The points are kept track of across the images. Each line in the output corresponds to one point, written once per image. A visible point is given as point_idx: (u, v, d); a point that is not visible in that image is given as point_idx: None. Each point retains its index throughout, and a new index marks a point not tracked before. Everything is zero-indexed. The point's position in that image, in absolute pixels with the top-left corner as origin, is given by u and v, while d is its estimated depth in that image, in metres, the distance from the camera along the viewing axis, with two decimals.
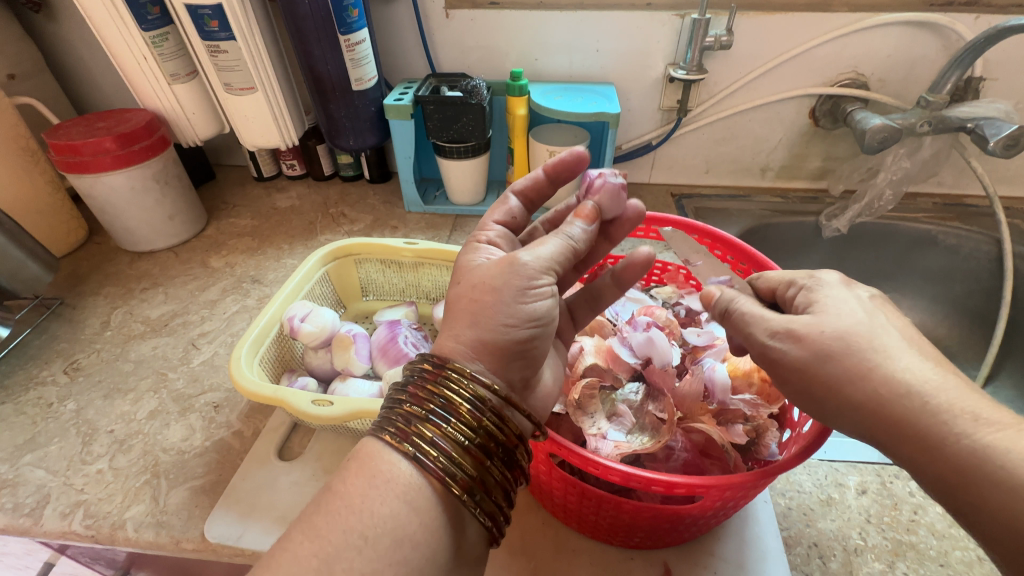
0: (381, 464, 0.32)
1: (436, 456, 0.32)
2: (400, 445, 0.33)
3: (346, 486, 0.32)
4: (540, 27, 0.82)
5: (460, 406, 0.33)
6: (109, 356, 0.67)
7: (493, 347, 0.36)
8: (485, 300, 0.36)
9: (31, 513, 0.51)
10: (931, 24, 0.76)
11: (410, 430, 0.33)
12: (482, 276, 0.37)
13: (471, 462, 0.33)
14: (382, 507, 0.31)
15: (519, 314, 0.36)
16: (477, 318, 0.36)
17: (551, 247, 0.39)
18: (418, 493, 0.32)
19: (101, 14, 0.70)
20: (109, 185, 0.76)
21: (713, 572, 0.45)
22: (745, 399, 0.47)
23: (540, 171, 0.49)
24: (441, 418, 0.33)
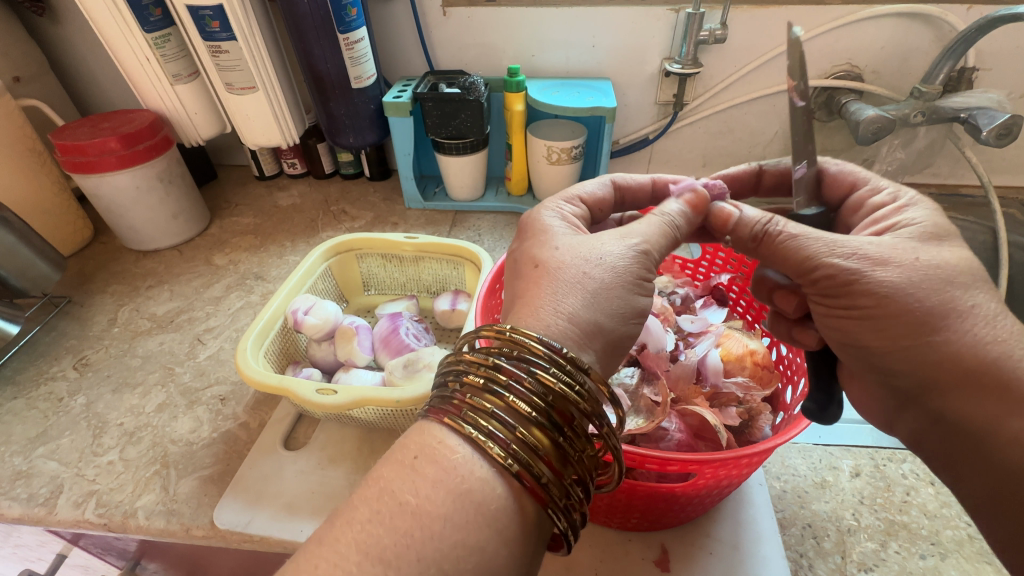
0: (457, 471, 0.28)
1: (516, 452, 0.29)
2: (466, 429, 0.29)
3: (417, 499, 0.27)
4: (536, 24, 0.83)
5: (544, 392, 0.30)
6: (117, 351, 0.69)
7: (602, 332, 0.34)
8: (598, 278, 0.35)
9: (45, 503, 0.52)
10: (923, 15, 0.77)
11: (478, 413, 0.30)
12: (602, 251, 0.36)
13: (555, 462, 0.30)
14: (465, 536, 0.27)
15: (636, 307, 0.35)
16: (594, 299, 0.34)
17: (653, 227, 0.39)
18: (506, 517, 0.28)
19: (104, 16, 0.72)
20: (114, 184, 0.78)
21: (709, 552, 0.46)
22: (739, 382, 0.49)
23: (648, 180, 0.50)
24: (522, 405, 0.30)
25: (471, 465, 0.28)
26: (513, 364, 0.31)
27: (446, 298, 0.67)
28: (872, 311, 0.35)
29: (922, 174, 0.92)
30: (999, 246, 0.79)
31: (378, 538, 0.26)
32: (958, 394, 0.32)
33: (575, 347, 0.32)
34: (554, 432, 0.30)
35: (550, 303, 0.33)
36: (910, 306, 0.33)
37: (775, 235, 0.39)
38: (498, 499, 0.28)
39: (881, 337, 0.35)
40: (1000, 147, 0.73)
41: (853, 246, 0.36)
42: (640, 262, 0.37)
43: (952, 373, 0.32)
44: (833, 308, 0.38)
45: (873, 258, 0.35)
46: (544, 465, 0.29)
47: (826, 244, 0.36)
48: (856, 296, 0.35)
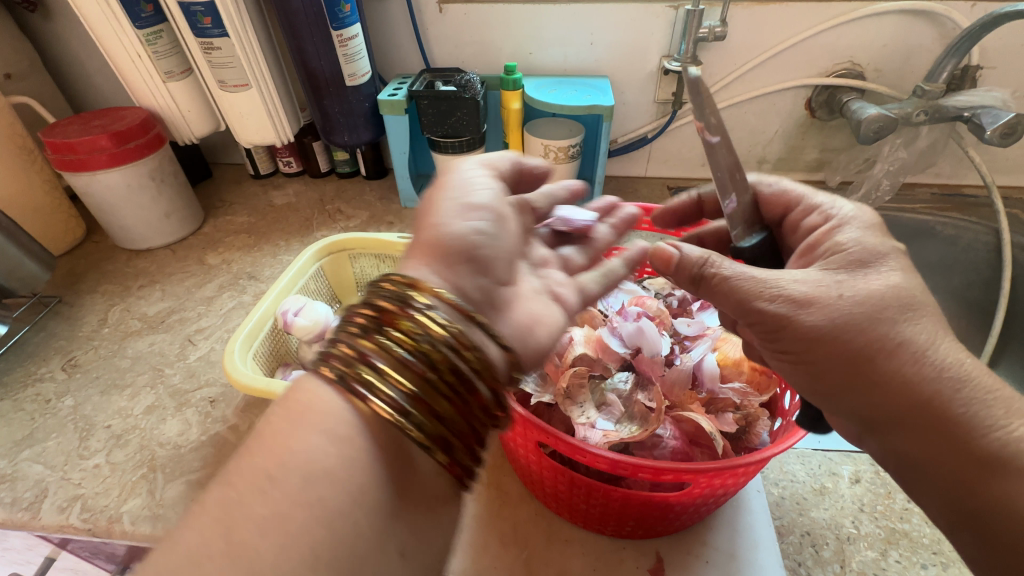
0: (297, 422, 0.27)
1: (363, 384, 0.28)
2: (317, 377, 0.29)
3: (248, 457, 0.26)
4: (533, 21, 0.82)
5: (410, 329, 0.29)
6: (107, 352, 0.68)
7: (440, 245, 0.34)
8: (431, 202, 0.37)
9: (29, 507, 0.51)
10: (926, 12, 0.75)
11: (330, 360, 0.29)
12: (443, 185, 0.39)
13: (414, 391, 0.28)
14: (297, 490, 0.25)
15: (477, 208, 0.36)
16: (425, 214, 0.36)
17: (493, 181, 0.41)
18: (352, 469, 0.27)
19: (95, 12, 0.71)
20: (105, 183, 0.77)
21: (705, 561, 0.45)
22: (735, 388, 0.48)
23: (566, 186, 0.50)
24: (374, 338, 0.29)
25: (308, 408, 0.28)
26: (397, 312, 0.30)
27: None
28: (809, 349, 0.35)
29: (924, 174, 0.90)
30: (1003, 248, 0.78)
31: (211, 507, 0.25)
32: (924, 423, 0.32)
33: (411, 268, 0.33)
34: (405, 360, 0.29)
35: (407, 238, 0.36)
36: (847, 343, 0.34)
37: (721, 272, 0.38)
38: (336, 440, 0.27)
39: (832, 371, 0.35)
40: (1005, 146, 0.71)
41: (784, 286, 0.35)
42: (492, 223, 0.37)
43: (906, 406, 0.32)
44: (778, 348, 0.37)
45: (805, 298, 0.35)
46: (376, 385, 0.28)
47: (757, 282, 0.36)
48: (790, 337, 0.36)
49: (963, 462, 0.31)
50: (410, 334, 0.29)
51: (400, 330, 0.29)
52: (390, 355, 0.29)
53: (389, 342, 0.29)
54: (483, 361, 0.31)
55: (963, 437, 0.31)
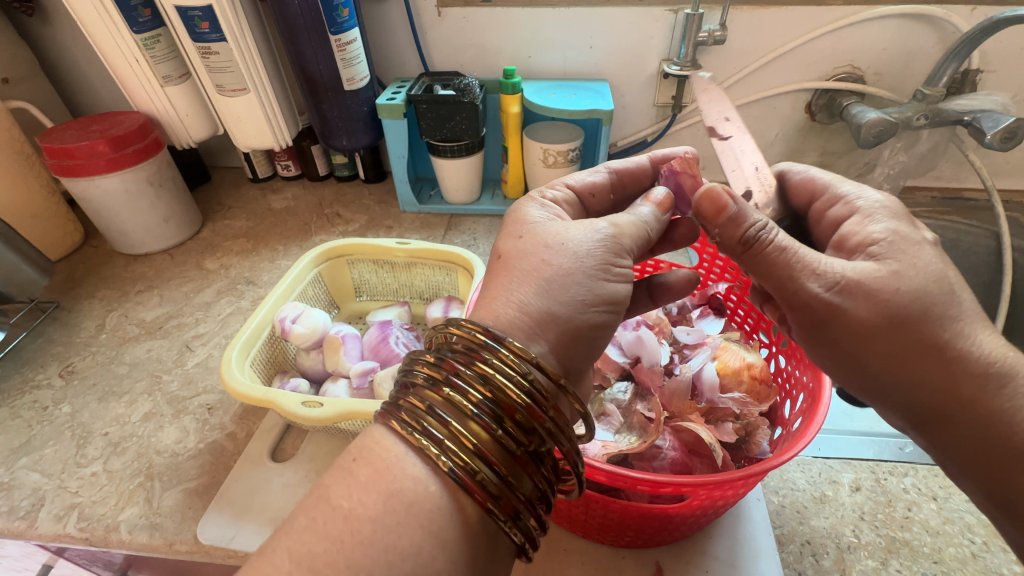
0: (398, 477, 0.28)
1: (465, 457, 0.28)
2: (412, 435, 0.29)
3: (350, 503, 0.28)
4: (532, 25, 0.81)
5: (518, 405, 0.29)
6: (104, 358, 0.67)
7: (557, 322, 0.33)
8: (558, 268, 0.34)
9: (25, 516, 0.51)
10: (927, 16, 0.75)
11: (428, 419, 0.29)
12: (568, 239, 0.35)
13: (511, 467, 0.29)
14: (400, 540, 0.27)
15: (599, 294, 0.34)
16: (549, 288, 0.33)
17: (630, 220, 0.38)
18: (447, 524, 0.28)
19: (92, 17, 0.70)
20: (103, 188, 0.76)
21: (705, 571, 0.45)
22: (735, 398, 0.47)
23: (648, 159, 0.48)
24: (475, 407, 0.29)
25: (407, 466, 0.29)
26: (464, 364, 0.31)
27: (439, 304, 0.66)
28: (859, 341, 0.35)
29: (924, 178, 0.90)
30: (1003, 252, 0.78)
31: (311, 546, 0.27)
32: (964, 416, 0.34)
33: (524, 338, 0.31)
34: (508, 436, 0.29)
35: (504, 294, 0.33)
36: (901, 338, 0.34)
37: (769, 244, 0.36)
38: (435, 501, 0.28)
39: (880, 364, 0.36)
40: (1005, 150, 0.71)
41: (833, 271, 0.35)
42: (610, 246, 0.35)
43: (948, 400, 0.34)
44: (820, 338, 0.37)
45: (858, 286, 0.34)
46: (483, 461, 0.28)
47: (809, 267, 0.35)
48: (840, 330, 0.35)
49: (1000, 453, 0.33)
50: (485, 387, 0.30)
51: (507, 405, 0.30)
52: (486, 424, 0.29)
53: (496, 417, 0.29)
54: (575, 436, 0.32)
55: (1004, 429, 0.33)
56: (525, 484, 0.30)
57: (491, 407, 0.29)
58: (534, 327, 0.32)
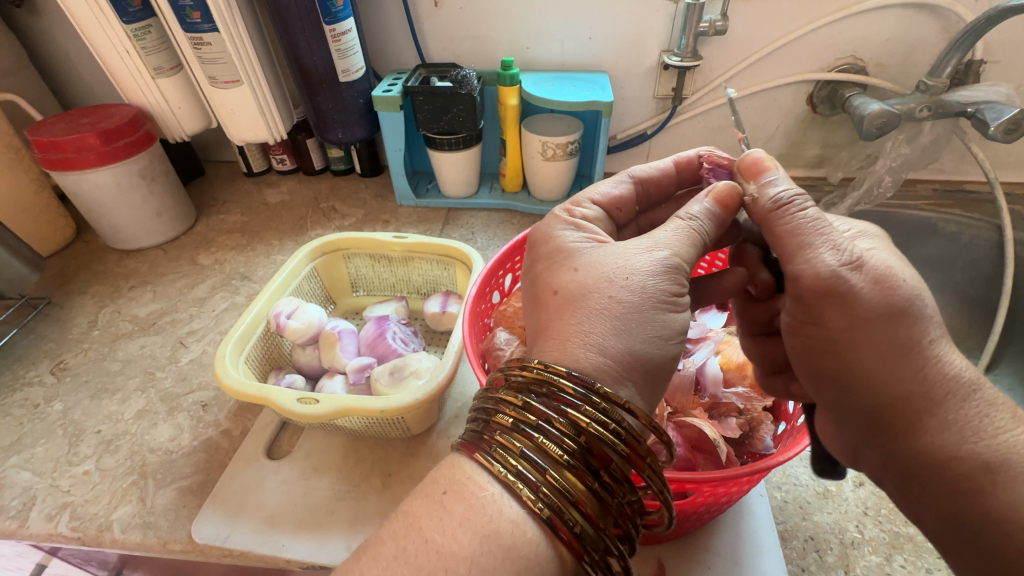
0: (493, 518, 0.27)
1: (560, 504, 0.27)
2: (499, 470, 0.29)
3: (444, 538, 0.27)
4: (530, 15, 0.80)
5: (597, 441, 0.29)
6: (97, 355, 0.66)
7: (641, 361, 0.31)
8: (629, 303, 0.32)
9: (17, 515, 0.50)
10: (930, 5, 0.74)
11: (519, 461, 0.29)
12: (634, 269, 0.33)
13: (603, 519, 0.28)
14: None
15: (671, 326, 0.33)
16: (625, 326, 0.31)
17: (682, 241, 0.35)
18: (543, 567, 0.27)
19: (81, 7, 0.69)
20: (94, 182, 0.75)
21: (708, 568, 0.44)
22: (739, 393, 0.47)
23: (671, 163, 0.47)
24: (569, 455, 0.28)
25: (502, 507, 0.28)
26: (554, 409, 0.29)
27: (437, 299, 0.65)
28: (847, 325, 0.33)
29: (926, 170, 0.89)
30: (1006, 244, 0.77)
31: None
32: (930, 425, 0.31)
33: (612, 382, 0.30)
34: (602, 487, 0.29)
35: (575, 333, 0.31)
36: (882, 328, 0.32)
37: (799, 211, 0.35)
38: (533, 546, 0.27)
39: (861, 352, 0.33)
40: (1009, 142, 0.70)
41: (851, 250, 0.33)
42: (669, 271, 0.34)
43: (911, 406, 0.31)
44: (818, 313, 0.34)
45: (865, 269, 0.32)
46: (579, 512, 0.28)
47: (823, 247, 0.34)
48: (837, 307, 0.33)
49: (955, 475, 0.30)
50: (580, 435, 0.29)
51: (602, 454, 0.29)
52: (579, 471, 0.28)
53: (592, 468, 0.29)
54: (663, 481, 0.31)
55: (959, 441, 0.30)
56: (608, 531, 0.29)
57: (584, 455, 0.29)
58: (621, 369, 0.31)
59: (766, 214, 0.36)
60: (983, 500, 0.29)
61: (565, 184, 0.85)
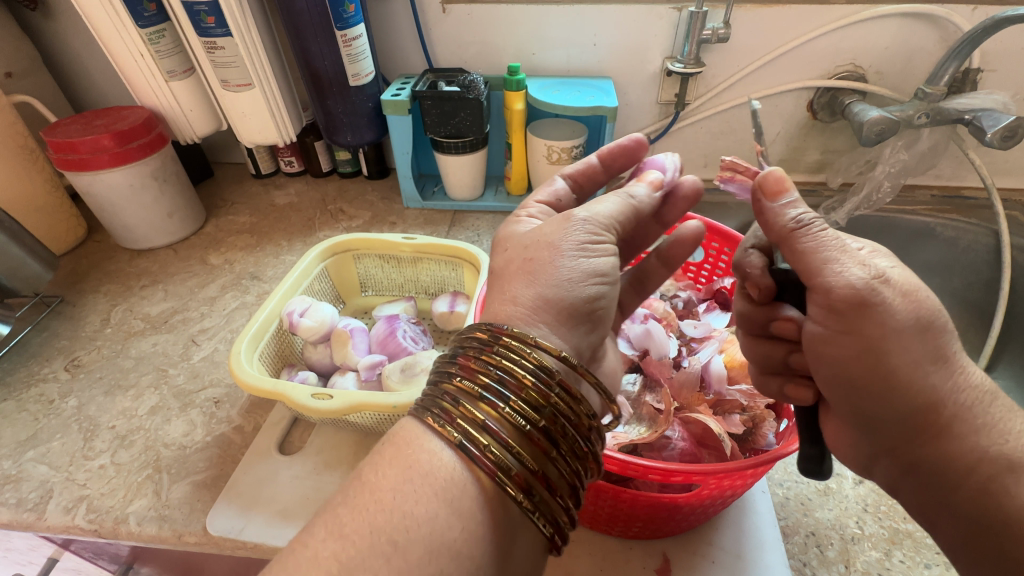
0: (418, 453, 0.30)
1: (478, 435, 0.30)
2: (442, 428, 0.30)
3: (377, 477, 0.30)
4: (537, 22, 0.82)
5: (517, 380, 0.31)
6: (110, 353, 0.67)
7: (558, 304, 0.34)
8: (540, 258, 0.35)
9: (34, 508, 0.51)
10: (928, 15, 0.76)
11: (446, 404, 0.31)
12: (550, 236, 0.36)
13: (528, 449, 0.30)
14: (417, 507, 0.28)
15: (586, 271, 0.35)
16: (535, 277, 0.35)
17: (609, 205, 0.38)
18: (468, 498, 0.29)
19: (98, 11, 0.70)
20: (108, 183, 0.76)
21: (711, 562, 0.45)
22: (742, 390, 0.50)
23: (593, 157, 0.47)
24: (486, 391, 0.31)
25: (428, 444, 0.30)
26: (479, 360, 0.32)
27: (444, 299, 0.66)
28: (882, 336, 0.34)
29: (925, 176, 0.91)
30: (1003, 249, 0.79)
31: (342, 516, 0.28)
32: (958, 433, 0.34)
33: (523, 323, 0.33)
34: (520, 415, 0.30)
35: (500, 293, 0.35)
36: (918, 343, 0.34)
37: (818, 231, 0.36)
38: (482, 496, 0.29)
39: (899, 364, 0.34)
40: (1006, 149, 0.71)
41: (876, 265, 0.35)
42: (590, 228, 0.36)
43: (941, 415, 0.34)
44: (856, 326, 0.35)
45: (896, 286, 0.34)
46: (496, 440, 0.30)
47: (847, 264, 0.35)
48: (873, 320, 0.34)
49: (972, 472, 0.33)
50: (503, 376, 0.31)
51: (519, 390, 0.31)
52: (504, 409, 0.30)
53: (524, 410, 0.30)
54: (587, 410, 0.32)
55: (987, 444, 0.33)
56: (547, 465, 0.30)
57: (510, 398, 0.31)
58: (530, 313, 0.34)
59: (787, 234, 0.37)
60: (1004, 499, 0.31)
61: None
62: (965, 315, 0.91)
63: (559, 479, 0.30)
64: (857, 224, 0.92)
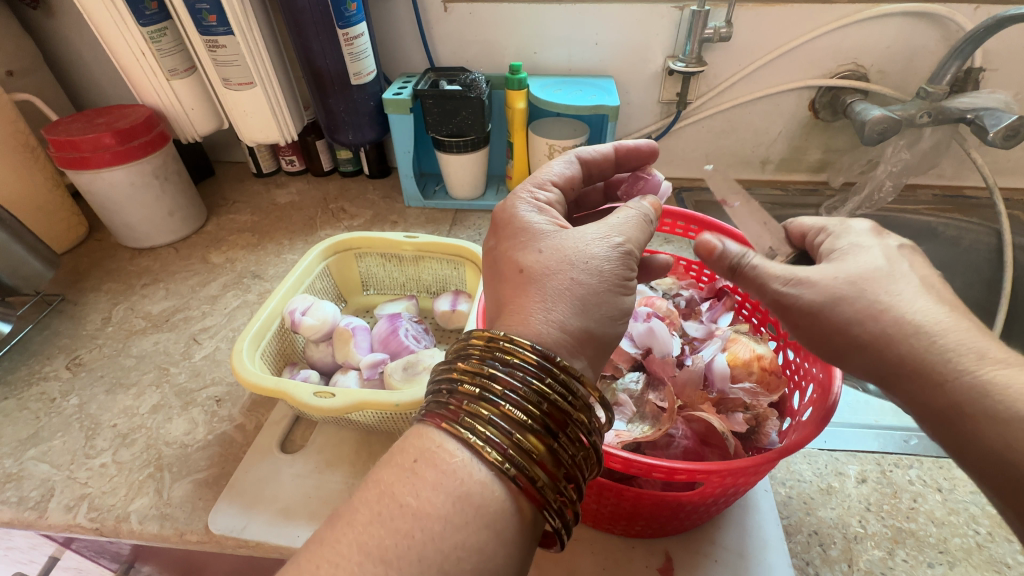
0: (464, 481, 0.28)
1: (525, 465, 0.29)
2: (470, 438, 0.29)
3: (419, 502, 0.28)
4: (539, 21, 0.82)
5: (555, 407, 0.31)
6: (111, 351, 0.67)
7: (593, 338, 0.34)
8: (587, 286, 0.34)
9: (35, 506, 0.51)
10: (930, 14, 0.75)
11: (490, 430, 0.30)
12: (593, 255, 0.35)
13: (561, 476, 0.31)
14: (468, 538, 0.27)
15: (622, 309, 0.35)
16: (583, 306, 0.34)
17: (637, 228, 0.39)
18: (508, 524, 0.29)
19: (100, 10, 0.70)
20: (109, 181, 0.76)
21: (714, 561, 0.45)
22: (746, 388, 0.49)
23: (609, 147, 0.49)
24: (532, 420, 0.30)
25: (472, 470, 0.29)
26: (517, 379, 0.31)
27: (446, 298, 0.66)
28: (810, 323, 0.40)
29: (926, 175, 0.90)
30: (1004, 248, 0.79)
31: (381, 540, 0.27)
32: (915, 379, 0.35)
33: (567, 354, 0.33)
34: (558, 445, 0.31)
35: (540, 312, 0.33)
36: (839, 313, 0.38)
37: (743, 260, 0.42)
38: (499, 503, 0.29)
39: (836, 340, 0.39)
40: (1008, 148, 0.71)
41: (785, 271, 0.41)
42: (625, 261, 0.36)
43: (893, 365, 0.36)
44: (789, 323, 0.41)
45: (804, 279, 0.40)
46: (541, 470, 0.30)
47: (762, 274, 0.41)
48: (791, 313, 0.40)
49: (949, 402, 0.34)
50: (543, 402, 0.31)
51: (559, 418, 0.31)
52: (541, 433, 0.30)
53: (552, 431, 0.31)
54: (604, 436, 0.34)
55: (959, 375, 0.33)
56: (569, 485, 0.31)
57: (546, 421, 0.31)
58: (574, 345, 0.33)
59: (728, 276, 0.43)
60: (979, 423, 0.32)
61: None
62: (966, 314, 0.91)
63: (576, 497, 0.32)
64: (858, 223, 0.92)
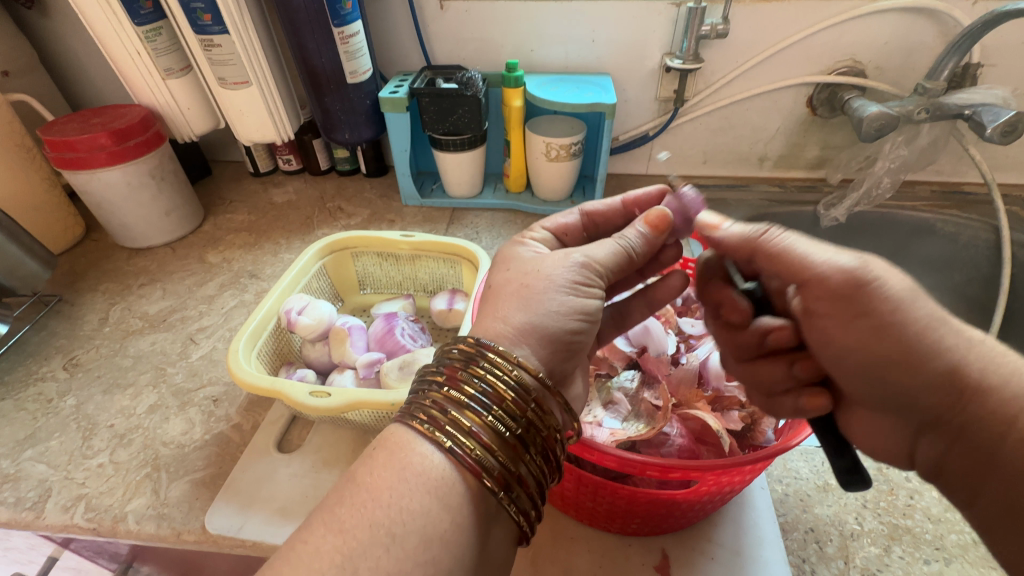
0: (408, 454, 0.30)
1: (464, 440, 0.30)
2: (418, 423, 0.31)
3: (386, 482, 0.28)
4: (534, 18, 0.81)
5: (497, 389, 0.31)
6: (108, 351, 0.67)
7: (561, 335, 0.35)
8: (535, 287, 0.36)
9: (33, 507, 0.51)
10: (927, 9, 0.75)
11: (433, 411, 0.31)
12: (543, 269, 0.37)
13: (505, 452, 0.30)
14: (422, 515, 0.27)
15: (569, 306, 0.35)
16: (527, 303, 0.35)
17: (606, 250, 0.39)
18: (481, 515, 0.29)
19: (94, 10, 0.70)
20: (105, 181, 0.76)
21: (710, 558, 0.45)
22: (741, 387, 0.49)
23: (620, 201, 0.48)
24: (472, 399, 0.31)
25: (418, 452, 0.30)
26: (462, 366, 0.32)
27: (443, 297, 0.66)
28: (871, 328, 0.34)
29: (924, 171, 0.90)
30: (1003, 245, 0.79)
31: (341, 518, 0.28)
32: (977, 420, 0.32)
33: (510, 342, 0.33)
34: (499, 422, 0.31)
35: (494, 312, 0.35)
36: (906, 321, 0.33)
37: (776, 235, 0.37)
38: (449, 485, 0.29)
39: (891, 357, 0.34)
40: (1005, 144, 0.71)
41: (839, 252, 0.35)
42: (581, 273, 0.37)
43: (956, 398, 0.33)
44: (841, 325, 0.35)
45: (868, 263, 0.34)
46: (486, 452, 0.30)
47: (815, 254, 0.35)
48: (853, 308, 0.34)
49: None
50: (487, 385, 0.31)
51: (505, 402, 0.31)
52: (487, 417, 0.31)
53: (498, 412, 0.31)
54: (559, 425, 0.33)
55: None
56: (520, 468, 0.31)
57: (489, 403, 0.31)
58: (517, 334, 0.34)
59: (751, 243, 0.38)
60: None
61: (568, 184, 0.86)
62: (965, 310, 0.91)
63: (527, 477, 0.31)
64: (857, 220, 0.92)
